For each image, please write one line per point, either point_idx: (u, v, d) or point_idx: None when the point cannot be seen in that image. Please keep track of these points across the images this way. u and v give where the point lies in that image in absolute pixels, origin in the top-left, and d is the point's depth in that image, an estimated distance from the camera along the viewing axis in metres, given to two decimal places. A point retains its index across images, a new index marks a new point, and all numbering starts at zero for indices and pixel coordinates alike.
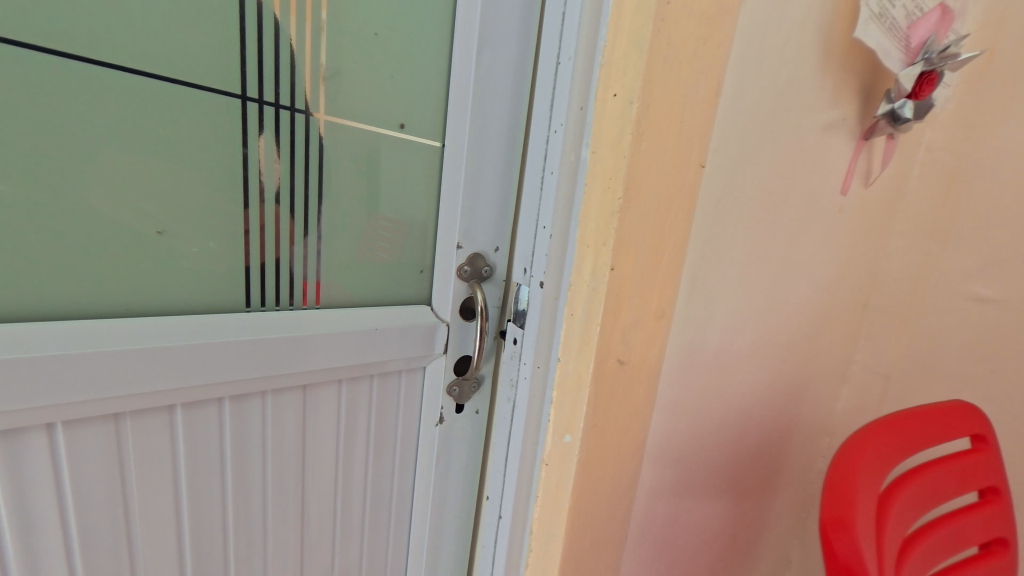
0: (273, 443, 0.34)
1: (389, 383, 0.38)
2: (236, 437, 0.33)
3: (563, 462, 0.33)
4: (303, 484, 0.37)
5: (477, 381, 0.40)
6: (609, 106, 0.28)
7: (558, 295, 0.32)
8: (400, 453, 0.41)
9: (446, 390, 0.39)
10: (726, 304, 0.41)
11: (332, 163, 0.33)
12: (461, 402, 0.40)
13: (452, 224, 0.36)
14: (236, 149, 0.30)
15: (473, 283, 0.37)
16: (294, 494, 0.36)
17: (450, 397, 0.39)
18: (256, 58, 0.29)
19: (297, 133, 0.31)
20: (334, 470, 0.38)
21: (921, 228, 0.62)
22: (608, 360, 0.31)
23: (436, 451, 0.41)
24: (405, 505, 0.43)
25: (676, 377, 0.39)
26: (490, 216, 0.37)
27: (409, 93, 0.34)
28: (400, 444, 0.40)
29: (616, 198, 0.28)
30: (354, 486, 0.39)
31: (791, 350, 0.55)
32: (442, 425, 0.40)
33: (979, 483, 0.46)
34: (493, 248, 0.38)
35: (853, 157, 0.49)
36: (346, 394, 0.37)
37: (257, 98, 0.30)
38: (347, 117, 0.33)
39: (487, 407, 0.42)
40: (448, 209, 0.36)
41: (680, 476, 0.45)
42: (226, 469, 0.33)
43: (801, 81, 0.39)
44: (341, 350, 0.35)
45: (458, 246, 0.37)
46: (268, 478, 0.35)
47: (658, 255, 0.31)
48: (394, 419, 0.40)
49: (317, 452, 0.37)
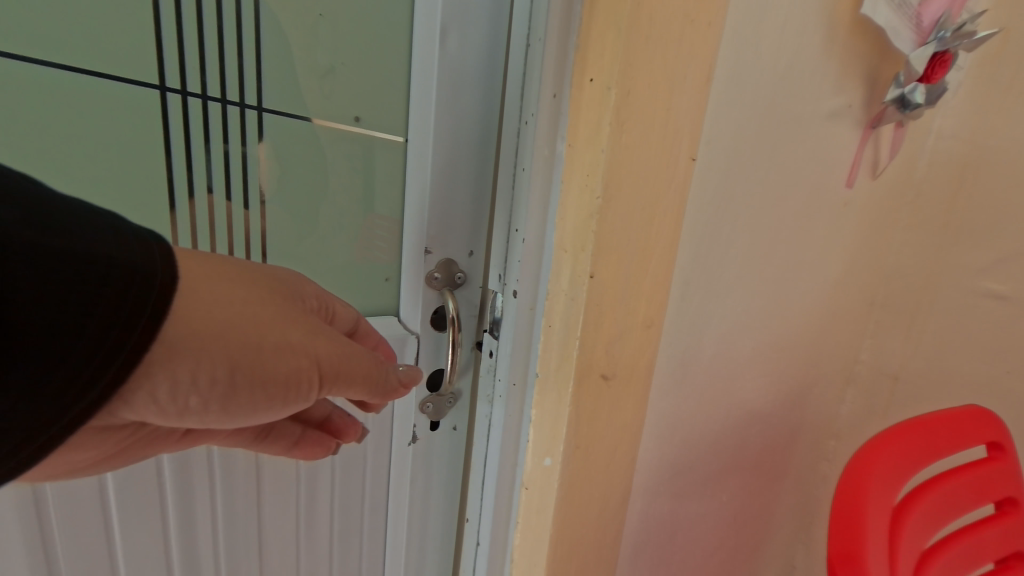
0: (222, 472, 0.32)
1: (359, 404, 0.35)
2: (177, 467, 0.30)
3: (544, 487, 0.30)
4: (261, 507, 0.34)
5: (453, 396, 0.37)
6: (586, 93, 0.25)
7: (535, 306, 0.29)
8: (372, 475, 0.38)
9: (420, 406, 0.36)
10: (723, 308, 0.38)
11: (276, 162, 0.30)
12: (437, 418, 0.37)
13: (420, 227, 0.33)
14: (160, 146, 0.27)
15: (445, 291, 0.34)
16: (249, 519, 0.34)
17: (425, 414, 0.37)
18: (177, 45, 0.26)
19: (230, 128, 0.28)
20: (296, 495, 0.35)
21: (931, 221, 0.58)
22: (589, 376, 0.28)
23: (410, 470, 0.38)
24: (380, 526, 0.40)
25: (669, 387, 0.36)
26: (463, 219, 0.34)
27: (366, 81, 0.31)
28: (370, 464, 0.38)
29: (594, 199, 0.25)
30: (320, 508, 0.37)
31: (793, 352, 0.52)
32: (417, 443, 0.37)
33: (995, 494, 0.43)
34: (467, 252, 0.35)
35: (859, 148, 0.45)
36: None
37: (180, 89, 0.26)
38: (293, 111, 0.29)
39: (465, 423, 0.39)
40: (415, 210, 0.33)
41: (675, 491, 0.42)
42: (167, 498, 0.31)
43: (802, 65, 0.36)
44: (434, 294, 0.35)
45: (427, 251, 0.34)
46: (218, 508, 0.33)
47: (644, 260, 0.28)
48: (365, 441, 0.37)
49: (276, 479, 0.34)
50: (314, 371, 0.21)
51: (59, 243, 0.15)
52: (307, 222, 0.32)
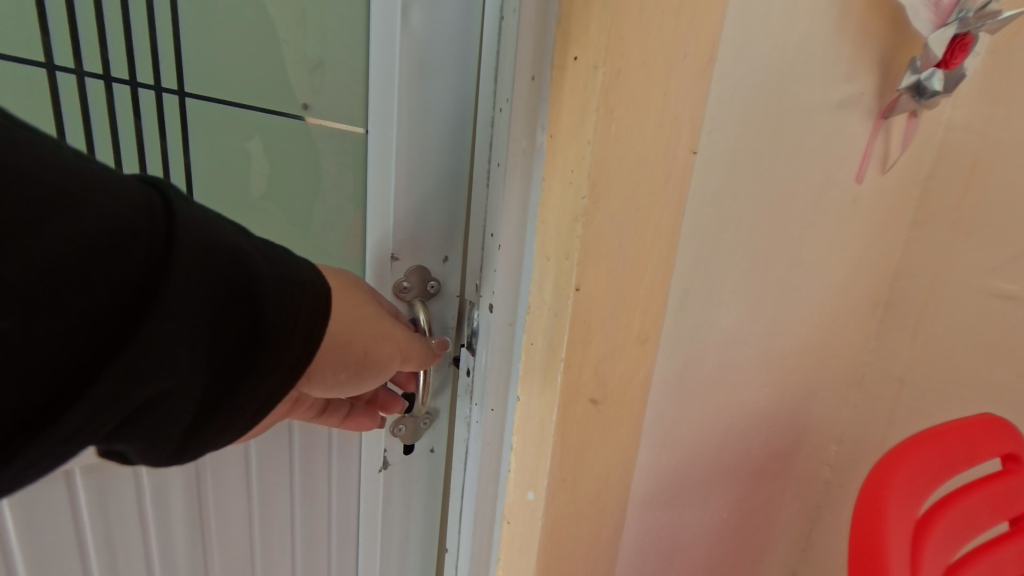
0: (155, 509, 0.30)
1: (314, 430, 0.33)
2: (99, 507, 0.28)
3: (527, 524, 0.27)
4: (208, 525, 0.32)
5: (429, 415, 0.33)
6: (569, 74, 0.21)
7: (515, 321, 0.26)
8: (336, 501, 0.36)
9: (391, 430, 0.33)
10: (724, 316, 0.35)
11: (203, 153, 0.27)
12: (412, 442, 0.34)
13: (386, 232, 0.30)
14: (53, 129, 0.24)
15: (416, 301, 0.31)
16: (191, 555, 0.32)
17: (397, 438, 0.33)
18: (70, 19, 0.23)
19: (143, 113, 0.25)
20: (246, 527, 0.33)
21: (941, 218, 0.55)
22: (577, 400, 0.24)
23: (377, 500, 0.35)
24: (351, 542, 0.37)
25: (667, 404, 0.33)
26: (437, 222, 0.30)
27: (317, 64, 0.27)
28: (336, 477, 0.35)
29: (579, 198, 0.21)
30: (278, 524, 0.34)
31: (798, 359, 0.49)
32: (387, 471, 0.34)
33: (1012, 509, 0.39)
34: (442, 258, 0.31)
35: (870, 140, 0.42)
36: (256, 446, 0.31)
37: (103, 74, 0.24)
38: (220, 94, 0.26)
39: (444, 445, 0.35)
40: (381, 213, 0.30)
41: (673, 513, 0.39)
42: (88, 543, 0.28)
43: (812, 47, 0.32)
44: (440, 281, 0.32)
45: (395, 258, 0.30)
46: (152, 546, 0.30)
47: (637, 268, 0.24)
48: (324, 467, 0.34)
49: (222, 511, 0.32)
50: (399, 355, 0.26)
51: (284, 271, 0.21)
52: (244, 224, 0.28)
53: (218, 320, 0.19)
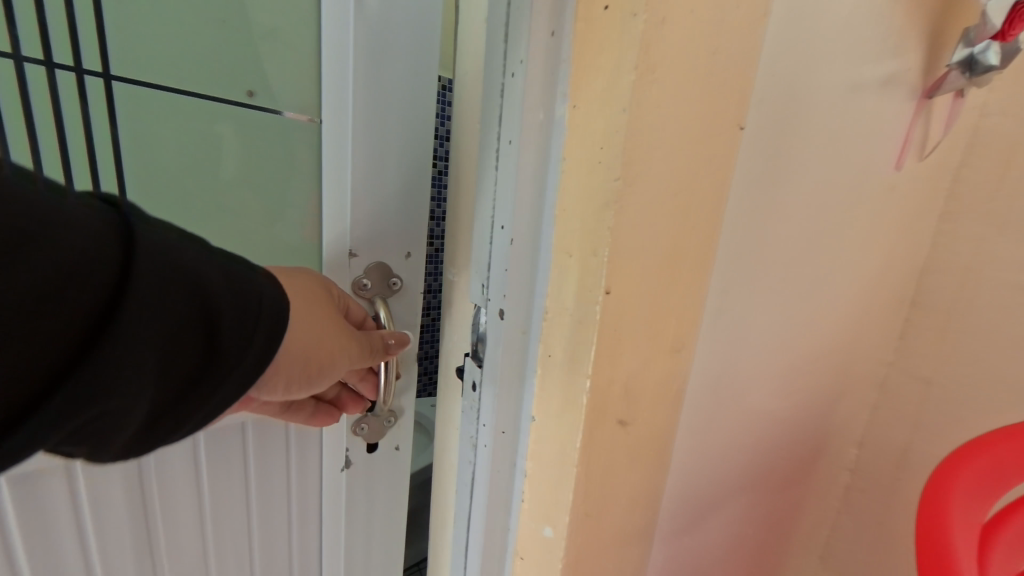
0: (95, 528, 0.28)
1: (270, 431, 0.32)
2: (29, 532, 0.26)
3: (542, 561, 0.23)
4: (157, 542, 0.30)
5: (391, 414, 0.34)
6: (598, 24, 0.17)
7: (528, 329, 0.22)
8: (295, 504, 0.35)
9: (352, 429, 0.33)
10: (760, 316, 0.31)
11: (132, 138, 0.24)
12: (373, 441, 0.34)
13: (341, 230, 0.29)
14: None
15: (375, 298, 0.30)
16: (137, 574, 0.30)
17: (359, 436, 0.34)
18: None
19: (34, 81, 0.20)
20: (201, 538, 0.32)
21: (978, 208, 0.51)
22: (602, 421, 0.21)
23: (341, 498, 0.35)
24: (313, 543, 0.37)
25: (698, 418, 0.29)
26: (395, 218, 0.30)
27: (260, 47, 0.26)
28: (296, 480, 0.35)
29: (608, 181, 0.18)
30: (234, 532, 0.33)
31: (827, 360, 0.45)
32: (350, 469, 0.35)
33: None
34: (404, 254, 0.31)
35: (912, 121, 0.38)
36: (208, 451, 0.30)
37: (1, 49, 0.20)
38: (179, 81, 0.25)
39: (409, 442, 0.36)
40: (335, 209, 0.29)
41: (696, 533, 0.35)
42: (18, 571, 0.26)
43: (866, 10, 0.28)
44: (402, 278, 0.31)
45: (352, 254, 0.29)
46: (93, 569, 0.29)
47: (673, 264, 0.21)
48: (283, 469, 0.34)
49: (174, 524, 0.31)
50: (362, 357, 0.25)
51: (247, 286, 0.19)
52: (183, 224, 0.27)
53: (175, 351, 0.17)
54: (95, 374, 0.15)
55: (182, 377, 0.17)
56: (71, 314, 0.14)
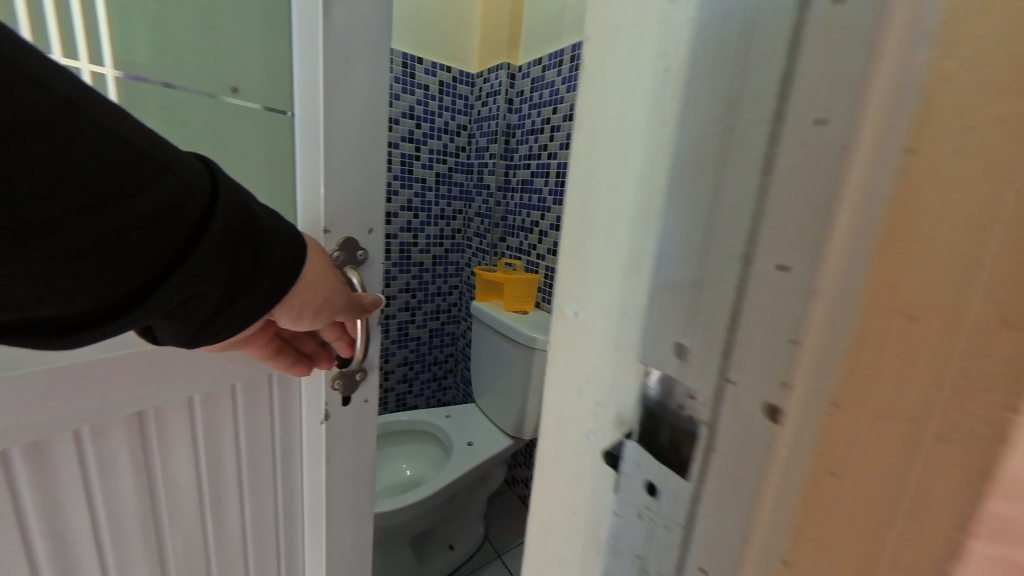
0: (133, 460, 0.49)
1: (228, 401, 0.55)
2: (88, 460, 0.46)
3: None
4: (156, 481, 0.51)
5: (359, 371, 0.63)
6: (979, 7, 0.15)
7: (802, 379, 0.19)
8: (234, 458, 0.57)
9: (333, 383, 0.61)
10: None
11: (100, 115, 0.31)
12: (347, 393, 0.62)
13: (324, 216, 0.55)
14: None
15: (346, 264, 0.57)
16: (122, 504, 0.49)
17: (338, 389, 0.62)
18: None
19: None
20: (196, 475, 0.54)
21: None
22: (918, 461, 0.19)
23: (257, 446, 0.59)
24: (267, 478, 0.61)
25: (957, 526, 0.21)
26: (362, 206, 0.58)
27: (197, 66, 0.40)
28: (242, 437, 0.57)
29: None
30: (191, 478, 0.54)
31: None
32: (328, 420, 0.62)
33: None
34: (366, 232, 0.59)
35: None
36: (205, 412, 0.53)
37: None
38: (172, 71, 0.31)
39: (373, 396, 0.66)
40: (316, 197, 0.55)
41: None
42: (88, 483, 0.46)
43: None
44: (369, 254, 0.60)
45: (329, 231, 0.56)
46: (146, 489, 0.51)
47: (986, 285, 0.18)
48: (260, 424, 0.59)
49: (173, 464, 0.52)
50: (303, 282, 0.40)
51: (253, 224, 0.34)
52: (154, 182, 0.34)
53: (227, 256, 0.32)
54: (183, 265, 0.30)
55: (241, 271, 0.34)
56: (169, 232, 0.29)
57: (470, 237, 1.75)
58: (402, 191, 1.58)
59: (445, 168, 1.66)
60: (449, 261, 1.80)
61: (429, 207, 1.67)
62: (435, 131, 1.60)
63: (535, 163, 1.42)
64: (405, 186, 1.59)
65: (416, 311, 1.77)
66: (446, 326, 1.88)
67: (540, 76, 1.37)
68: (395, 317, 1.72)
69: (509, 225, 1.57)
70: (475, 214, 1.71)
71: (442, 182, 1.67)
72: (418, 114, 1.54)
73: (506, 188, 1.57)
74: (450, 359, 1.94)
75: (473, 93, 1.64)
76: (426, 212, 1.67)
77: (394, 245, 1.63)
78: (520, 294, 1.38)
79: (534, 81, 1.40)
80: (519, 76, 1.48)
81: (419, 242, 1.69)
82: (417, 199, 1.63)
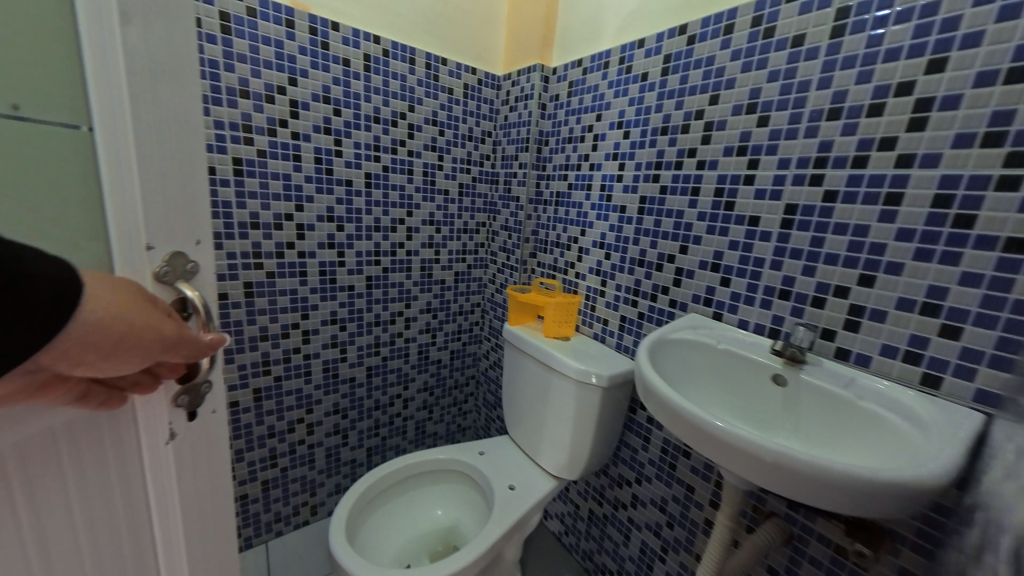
0: None
1: (72, 434, 0.41)
2: None
3: None
4: None
5: (202, 387, 0.48)
6: None
7: None
8: (75, 508, 0.43)
9: (173, 403, 0.47)
10: None
11: None
12: (192, 409, 0.48)
13: None
14: None
15: None
16: None
17: (180, 408, 0.47)
18: None
19: None
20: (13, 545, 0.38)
21: None
22: None
23: (113, 488, 0.45)
24: None
25: None
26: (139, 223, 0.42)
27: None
28: (84, 480, 0.43)
29: None
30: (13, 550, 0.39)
31: None
32: (174, 440, 0.48)
33: None
34: None
35: None
36: (30, 455, 0.38)
37: None
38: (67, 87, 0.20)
39: (223, 405, 0.52)
40: None
41: None
42: None
43: None
44: (196, 264, 0.46)
45: None
46: None
47: None
48: (111, 462, 0.44)
49: None
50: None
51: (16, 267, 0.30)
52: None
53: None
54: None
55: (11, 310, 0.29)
56: None
57: (495, 251, 1.62)
58: (424, 203, 1.45)
59: (468, 178, 1.53)
60: (472, 278, 1.66)
61: (451, 220, 1.53)
62: (459, 138, 1.46)
63: (573, 174, 1.29)
64: (427, 198, 1.45)
65: (437, 332, 1.63)
66: (468, 347, 1.74)
67: (580, 78, 1.24)
68: (415, 339, 1.58)
69: (541, 239, 1.44)
70: (501, 227, 1.57)
71: (465, 193, 1.54)
72: (441, 119, 1.41)
73: (537, 200, 1.44)
74: (472, 381, 1.80)
75: (499, 97, 1.51)
76: (448, 225, 1.53)
77: (415, 262, 1.49)
78: (559, 319, 1.25)
79: (573, 83, 1.27)
80: (552, 78, 1.35)
81: (441, 258, 1.55)
82: (439, 211, 1.49)
